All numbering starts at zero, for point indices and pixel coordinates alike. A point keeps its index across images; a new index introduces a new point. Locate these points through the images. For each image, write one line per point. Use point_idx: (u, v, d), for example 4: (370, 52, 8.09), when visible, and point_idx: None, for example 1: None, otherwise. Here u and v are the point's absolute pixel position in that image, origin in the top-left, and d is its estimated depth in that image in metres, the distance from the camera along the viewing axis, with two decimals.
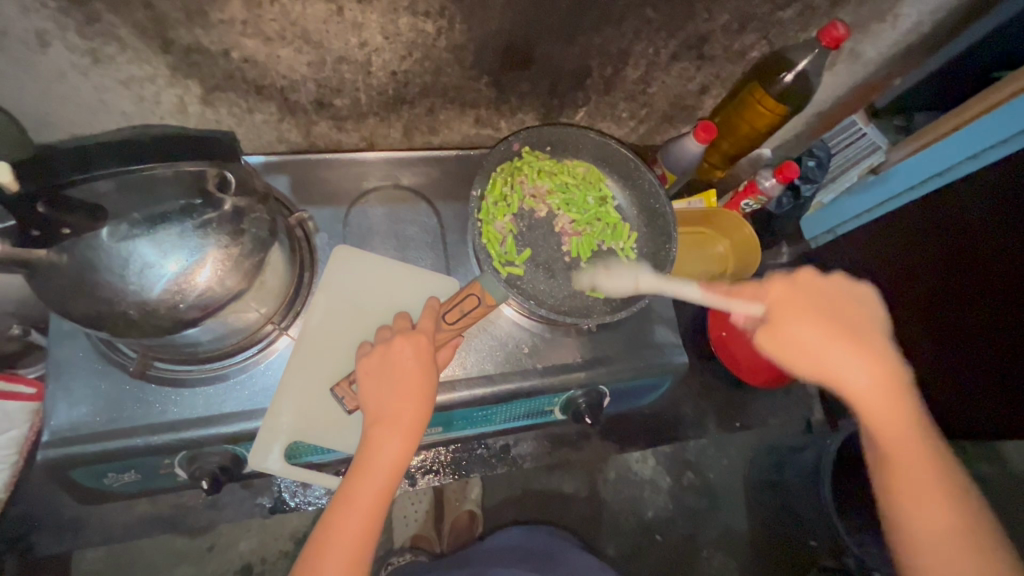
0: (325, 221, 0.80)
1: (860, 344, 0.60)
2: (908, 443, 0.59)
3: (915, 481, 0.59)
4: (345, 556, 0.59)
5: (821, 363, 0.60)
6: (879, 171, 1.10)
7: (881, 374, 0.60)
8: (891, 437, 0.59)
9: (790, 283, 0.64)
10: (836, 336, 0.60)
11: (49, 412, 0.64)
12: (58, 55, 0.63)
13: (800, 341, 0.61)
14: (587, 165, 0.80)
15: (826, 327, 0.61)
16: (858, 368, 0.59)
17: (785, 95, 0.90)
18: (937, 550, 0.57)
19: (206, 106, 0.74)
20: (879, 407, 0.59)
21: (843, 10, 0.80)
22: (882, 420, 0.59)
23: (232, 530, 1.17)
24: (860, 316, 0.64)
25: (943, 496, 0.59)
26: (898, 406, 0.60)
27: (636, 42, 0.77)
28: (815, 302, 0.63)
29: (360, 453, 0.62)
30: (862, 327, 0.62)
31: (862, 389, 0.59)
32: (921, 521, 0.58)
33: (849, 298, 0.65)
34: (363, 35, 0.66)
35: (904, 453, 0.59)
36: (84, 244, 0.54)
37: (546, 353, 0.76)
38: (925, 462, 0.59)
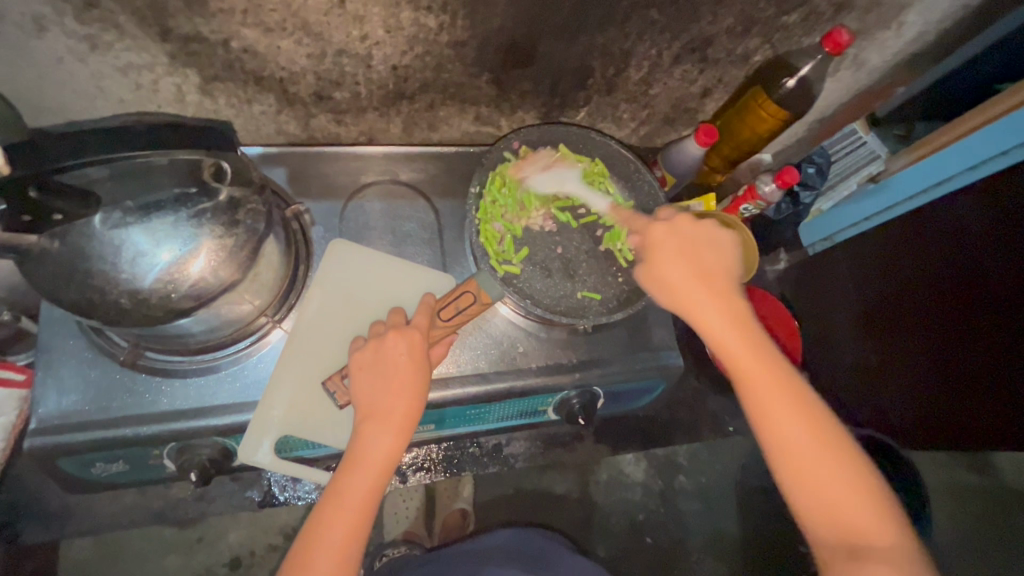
0: (321, 214, 0.79)
1: (716, 284, 0.63)
2: (767, 378, 0.59)
3: (777, 415, 0.58)
4: (330, 548, 0.58)
5: (681, 300, 0.63)
6: (876, 179, 1.10)
7: (732, 312, 0.62)
8: (748, 373, 0.59)
9: (666, 229, 0.67)
10: (679, 266, 0.64)
11: (38, 399, 0.64)
12: (56, 40, 0.63)
13: (668, 280, 0.64)
14: (591, 160, 0.79)
15: (685, 268, 0.64)
16: (713, 308, 0.62)
17: (786, 100, 0.90)
18: (808, 480, 0.56)
19: (204, 95, 0.73)
20: (735, 343, 0.60)
21: (848, 16, 0.80)
22: (739, 355, 0.60)
23: (222, 522, 1.17)
24: (717, 256, 0.65)
25: (811, 428, 0.57)
26: (754, 341, 0.61)
27: (639, 43, 0.77)
28: (684, 245, 0.65)
29: (350, 448, 0.62)
30: (718, 267, 0.65)
31: (718, 328, 0.61)
32: (789, 457, 0.57)
33: (713, 241, 0.66)
34: (365, 28, 0.66)
35: (763, 388, 0.59)
36: (77, 231, 0.54)
37: (540, 353, 0.76)
38: (791, 396, 0.58)
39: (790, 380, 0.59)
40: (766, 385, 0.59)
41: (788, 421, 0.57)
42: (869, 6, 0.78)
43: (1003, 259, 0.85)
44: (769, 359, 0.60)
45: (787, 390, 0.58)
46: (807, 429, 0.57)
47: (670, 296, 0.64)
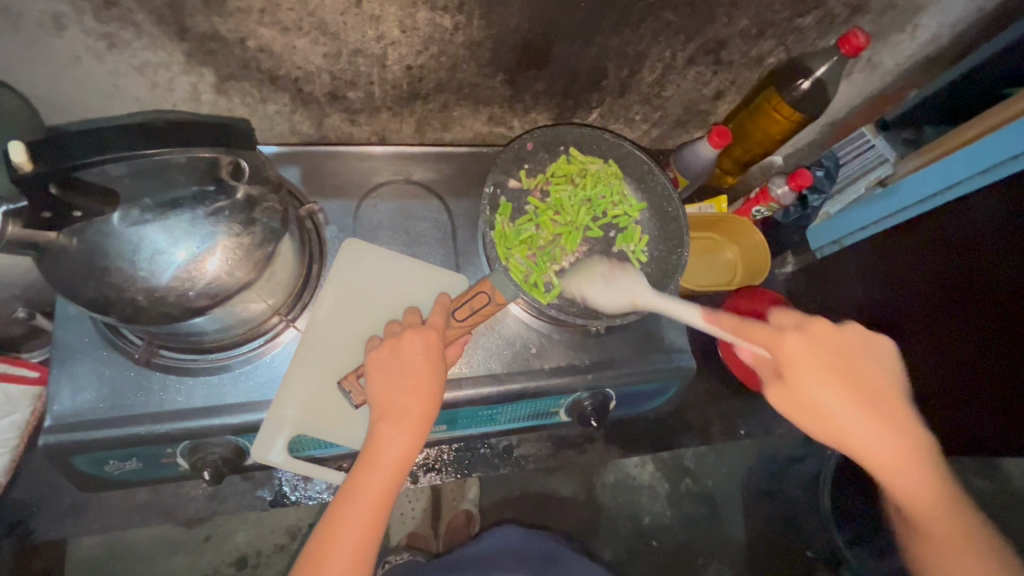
0: (334, 214, 0.79)
1: (875, 409, 0.62)
2: (941, 513, 0.61)
3: (958, 549, 0.60)
4: (347, 550, 0.58)
5: (833, 429, 0.62)
6: (886, 184, 1.09)
7: (898, 442, 0.61)
8: (916, 505, 0.61)
9: (808, 348, 0.65)
10: (842, 384, 0.63)
11: (52, 397, 0.64)
12: (74, 38, 0.63)
13: (815, 406, 0.63)
14: (605, 162, 0.78)
15: (846, 393, 0.62)
16: (877, 438, 0.61)
17: (801, 102, 0.89)
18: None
19: (220, 94, 0.73)
20: (903, 472, 0.61)
21: (863, 19, 0.80)
22: (912, 486, 0.61)
23: (230, 521, 1.17)
24: (878, 374, 0.65)
25: (977, 559, 0.60)
26: (914, 467, 0.61)
27: (653, 44, 0.77)
28: (832, 360, 0.64)
29: (366, 446, 0.62)
30: (884, 387, 0.64)
31: (879, 456, 0.61)
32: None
33: (864, 356, 0.66)
34: (381, 28, 0.66)
35: (937, 517, 0.61)
36: (96, 228, 0.54)
37: (553, 354, 0.75)
38: (957, 532, 0.61)
39: (945, 507, 0.61)
40: (933, 510, 0.61)
41: (940, 548, 0.61)
42: (885, 8, 0.78)
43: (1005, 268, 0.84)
44: (927, 482, 0.61)
45: (957, 521, 0.61)
46: (979, 563, 0.60)
47: (819, 424, 0.63)
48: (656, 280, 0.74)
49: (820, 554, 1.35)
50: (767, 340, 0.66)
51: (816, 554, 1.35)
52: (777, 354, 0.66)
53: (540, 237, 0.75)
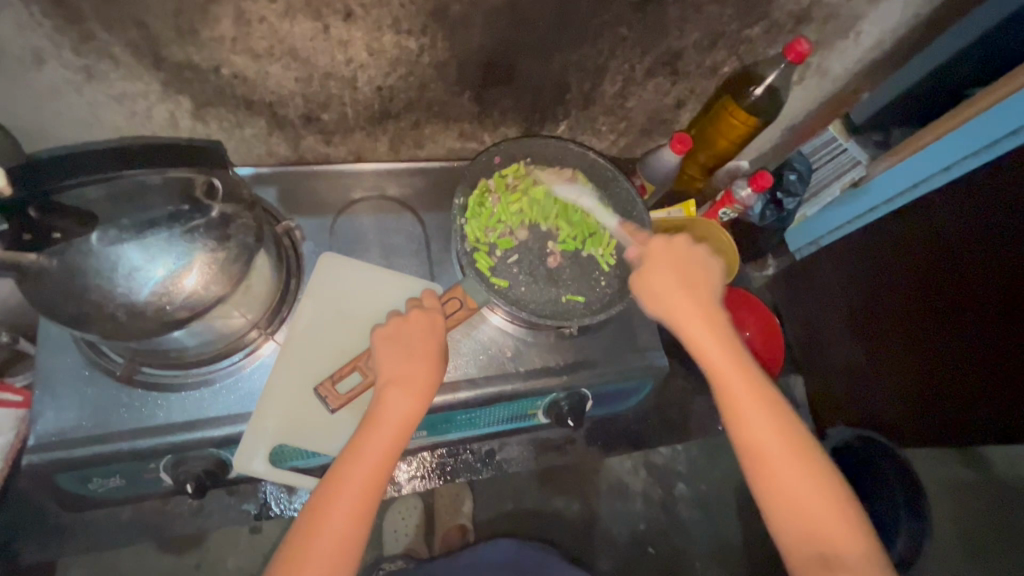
0: (312, 230, 0.82)
1: (696, 294, 0.69)
2: (744, 385, 0.64)
3: (748, 412, 0.63)
4: (346, 503, 0.60)
5: (664, 307, 0.68)
6: (858, 184, 1.14)
7: (709, 317, 0.68)
8: (722, 373, 0.65)
9: (663, 243, 0.71)
10: (682, 279, 0.69)
11: (35, 417, 0.65)
12: (54, 72, 0.66)
13: (655, 290, 0.68)
14: (572, 172, 0.82)
15: (676, 280, 0.69)
16: (698, 319, 0.67)
17: (756, 109, 0.93)
18: (779, 484, 0.62)
19: (197, 120, 0.76)
20: (718, 354, 0.66)
21: (807, 28, 0.84)
22: (714, 359, 0.66)
23: (218, 546, 1.13)
24: (705, 273, 0.71)
25: (783, 435, 0.63)
26: (725, 344, 0.67)
27: (611, 58, 0.81)
28: (685, 267, 0.70)
29: (370, 410, 0.64)
30: (705, 287, 0.70)
31: (709, 351, 0.66)
32: (770, 481, 0.62)
33: (699, 259, 0.71)
34: (349, 52, 0.69)
35: (739, 389, 0.64)
36: (75, 248, 0.56)
37: (528, 356, 0.78)
38: (776, 420, 0.63)
39: (763, 385, 0.65)
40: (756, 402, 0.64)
41: (767, 436, 0.62)
42: (827, 17, 0.83)
43: (989, 254, 0.86)
44: (738, 359, 0.66)
45: (758, 394, 0.64)
46: (768, 428, 0.63)
47: (658, 305, 0.68)
48: (624, 281, 0.77)
49: None
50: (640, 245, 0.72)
51: None
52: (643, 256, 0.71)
53: (513, 241, 0.78)
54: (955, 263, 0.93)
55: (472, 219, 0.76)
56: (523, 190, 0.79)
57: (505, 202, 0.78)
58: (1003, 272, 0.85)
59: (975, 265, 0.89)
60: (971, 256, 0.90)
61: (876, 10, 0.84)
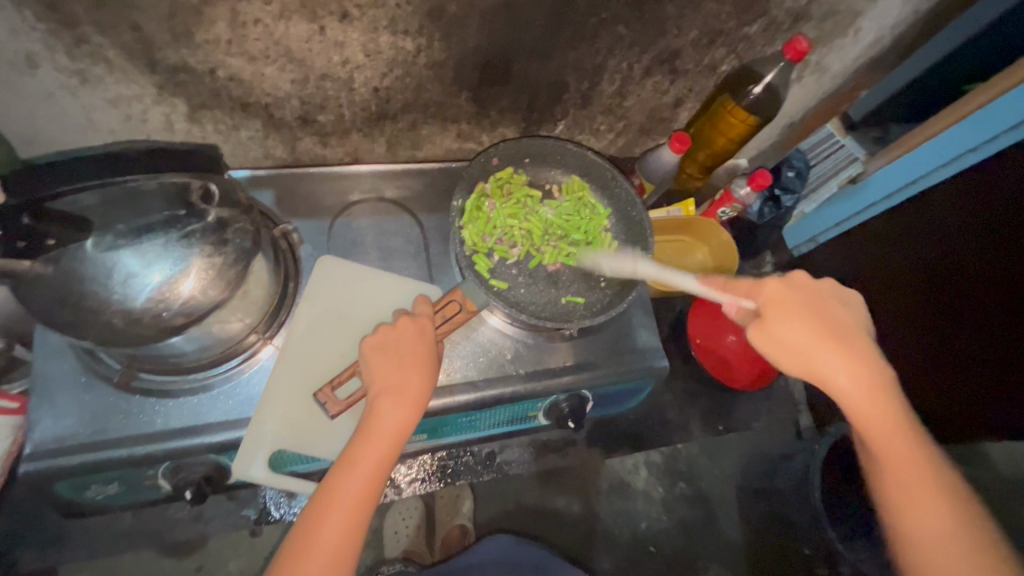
0: (310, 233, 0.81)
1: (850, 348, 0.60)
2: (909, 461, 0.58)
3: (919, 496, 0.58)
4: (342, 513, 0.60)
5: (811, 368, 0.59)
6: (856, 181, 1.13)
7: (869, 380, 0.59)
8: (886, 447, 0.59)
9: (793, 291, 0.63)
10: (817, 324, 0.61)
11: (32, 425, 0.64)
12: (48, 76, 0.65)
13: (794, 345, 0.60)
14: (570, 177, 0.82)
15: (817, 331, 0.60)
16: (851, 376, 0.59)
17: (755, 106, 0.92)
18: (938, 553, 0.56)
19: (193, 123, 0.76)
20: (875, 419, 0.59)
21: (806, 25, 0.84)
22: (876, 426, 0.59)
23: (220, 549, 1.13)
24: (852, 320, 0.63)
25: (935, 499, 0.58)
26: (890, 411, 0.59)
27: (609, 57, 0.81)
28: (816, 312, 0.62)
29: (362, 421, 0.63)
30: (856, 336, 0.61)
31: (852, 401, 0.59)
32: (923, 548, 0.57)
33: (841, 305, 0.64)
34: (345, 53, 0.69)
35: (907, 468, 0.58)
36: (70, 255, 0.56)
37: (528, 358, 0.77)
38: (927, 481, 0.58)
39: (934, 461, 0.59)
40: (904, 460, 0.58)
41: (922, 499, 0.58)
42: (826, 15, 0.82)
43: (985, 252, 0.86)
44: (904, 430, 0.59)
45: (927, 473, 0.58)
46: (941, 516, 0.57)
47: (802, 364, 0.60)
48: (624, 281, 0.77)
49: (814, 549, 1.37)
50: (753, 289, 0.63)
51: (810, 551, 1.36)
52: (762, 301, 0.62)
53: (511, 253, 0.78)
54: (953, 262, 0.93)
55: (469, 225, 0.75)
56: (518, 201, 0.78)
57: (502, 212, 0.77)
58: (998, 270, 0.84)
59: (971, 262, 0.89)
60: (969, 255, 0.89)
61: (874, 7, 0.83)
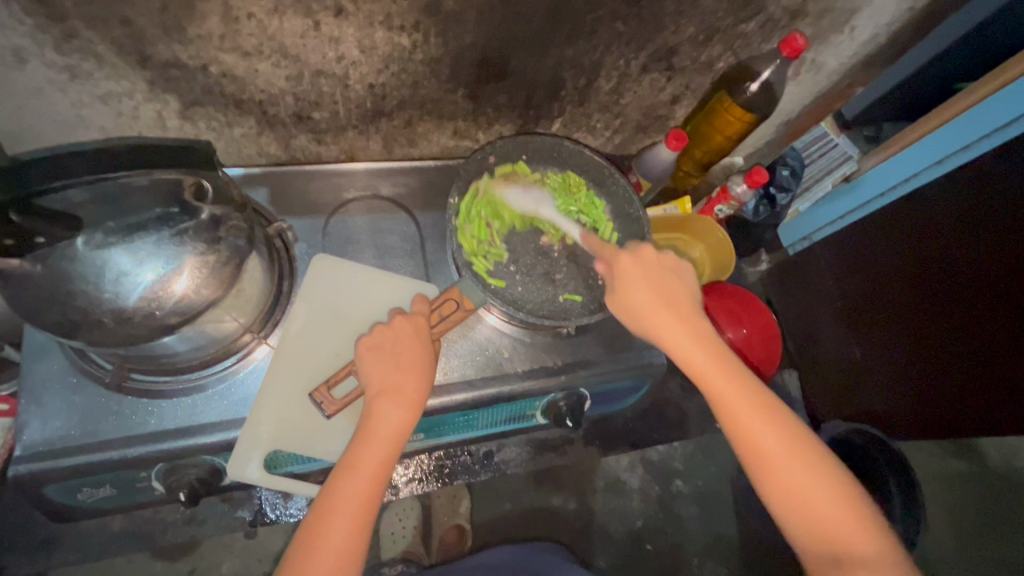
0: (305, 231, 0.80)
1: (675, 307, 0.65)
2: (748, 405, 0.60)
3: (757, 436, 0.60)
4: (345, 515, 0.59)
5: (651, 331, 0.64)
6: (851, 179, 1.14)
7: (702, 337, 0.64)
8: (727, 400, 0.61)
9: (630, 258, 0.67)
10: (653, 288, 0.65)
11: (22, 427, 0.63)
12: (36, 71, 0.64)
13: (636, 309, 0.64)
14: (565, 172, 0.81)
15: (649, 293, 0.65)
16: (694, 347, 0.63)
17: (752, 104, 0.93)
18: (793, 494, 0.58)
19: (185, 120, 0.75)
20: (715, 373, 0.62)
21: (802, 22, 0.84)
22: (718, 385, 0.61)
23: (213, 551, 1.11)
24: (682, 283, 0.67)
25: (785, 441, 0.60)
26: (727, 369, 0.62)
27: (606, 54, 0.80)
28: (651, 273, 0.66)
29: (363, 421, 0.63)
30: (687, 299, 0.66)
31: (694, 359, 0.63)
32: (781, 493, 0.59)
33: (675, 269, 0.68)
34: (340, 49, 0.68)
35: (749, 419, 0.60)
36: (58, 253, 0.54)
37: (525, 356, 0.77)
38: (772, 426, 0.60)
39: (773, 408, 0.61)
40: (749, 411, 0.60)
41: (771, 445, 0.59)
42: (822, 12, 0.82)
43: (978, 254, 0.87)
44: (741, 383, 0.62)
45: (766, 417, 0.60)
46: (782, 450, 0.59)
47: (636, 325, 0.65)
48: None
49: None
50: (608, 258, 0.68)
51: None
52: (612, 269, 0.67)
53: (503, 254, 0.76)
54: (946, 263, 0.93)
55: (467, 238, 0.74)
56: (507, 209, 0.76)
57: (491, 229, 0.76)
58: (993, 271, 0.85)
59: (964, 264, 0.90)
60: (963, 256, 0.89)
61: (871, 4, 0.83)
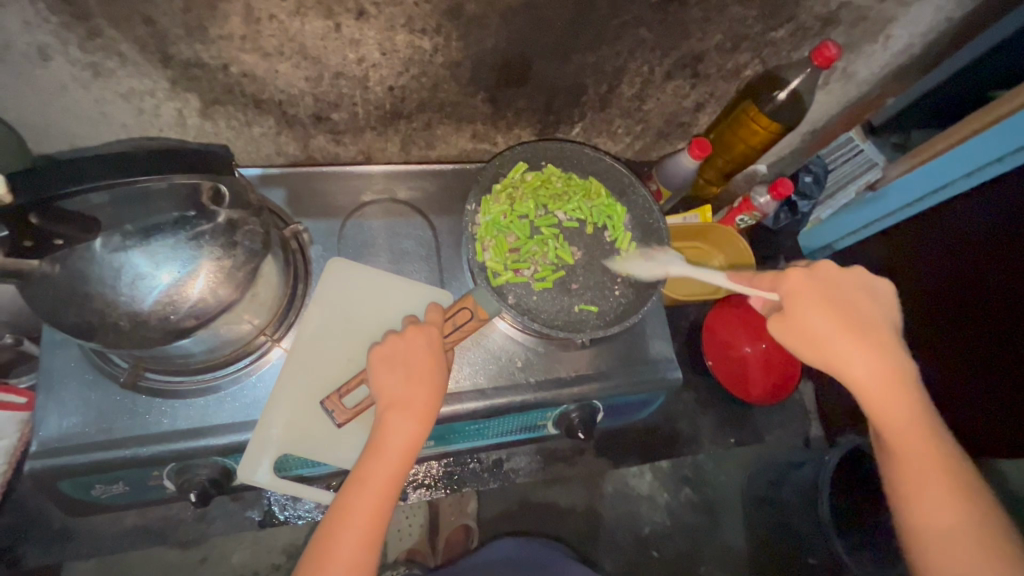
0: (320, 234, 0.80)
1: (872, 343, 0.59)
2: (920, 457, 0.57)
3: (923, 493, 0.57)
4: (356, 531, 0.59)
5: (826, 354, 0.59)
6: (874, 187, 1.08)
7: (891, 376, 0.59)
8: (898, 436, 0.58)
9: (809, 275, 0.62)
10: (836, 309, 0.60)
11: (39, 422, 0.64)
12: (60, 68, 0.64)
13: (813, 332, 0.60)
14: (586, 180, 0.79)
15: (840, 321, 0.59)
16: (868, 366, 0.58)
17: (778, 113, 0.91)
18: (954, 549, 0.55)
19: (205, 119, 0.75)
20: (892, 416, 0.58)
21: (834, 30, 0.81)
22: (890, 422, 0.58)
23: (224, 542, 1.13)
24: (879, 312, 0.62)
25: (949, 491, 0.56)
26: (906, 407, 0.58)
27: (631, 60, 0.78)
28: (838, 299, 0.61)
29: (372, 435, 0.62)
30: (881, 325, 0.61)
31: (868, 384, 0.58)
32: (940, 541, 0.55)
33: (874, 297, 0.63)
34: (361, 51, 0.67)
35: (919, 460, 0.57)
36: (78, 255, 0.55)
37: (539, 366, 0.76)
38: (938, 472, 0.56)
39: (943, 456, 0.57)
40: (920, 448, 0.57)
41: (939, 495, 0.56)
42: (855, 20, 0.79)
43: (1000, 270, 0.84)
44: (919, 427, 0.58)
45: (938, 466, 0.57)
46: (954, 503, 0.56)
47: (814, 349, 0.60)
48: (640, 289, 0.74)
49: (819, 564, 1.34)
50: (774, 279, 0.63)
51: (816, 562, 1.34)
52: (781, 291, 0.62)
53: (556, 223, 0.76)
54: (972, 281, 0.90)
55: (500, 279, 0.72)
56: (524, 199, 0.75)
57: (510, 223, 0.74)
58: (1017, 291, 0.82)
59: (986, 284, 0.87)
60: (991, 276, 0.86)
61: (907, 13, 0.80)
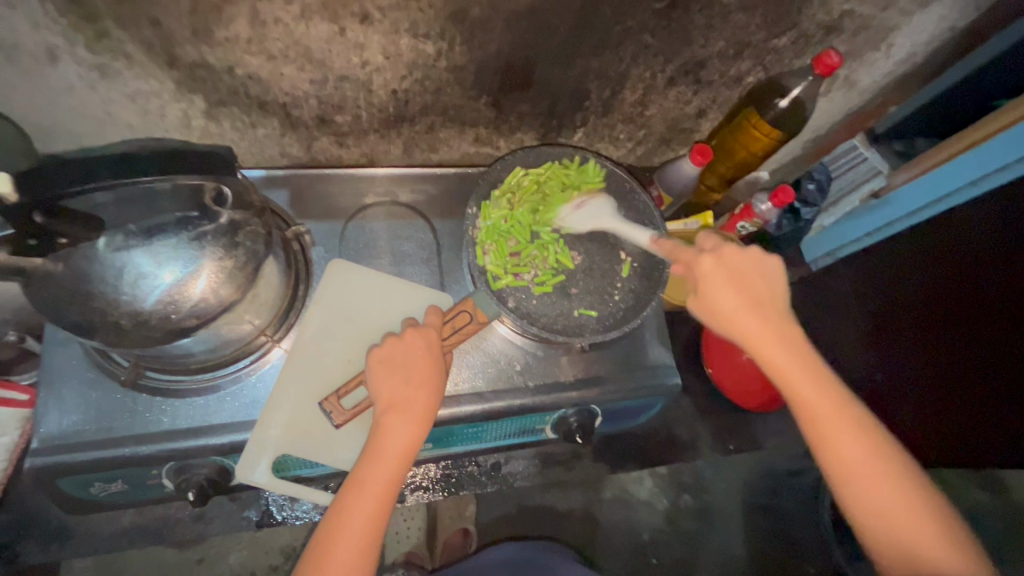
0: (322, 235, 0.80)
1: (771, 316, 0.63)
2: (827, 414, 0.61)
3: (836, 446, 0.61)
4: (354, 532, 0.59)
5: (735, 333, 0.63)
6: (879, 195, 1.09)
7: (793, 343, 0.63)
8: (809, 403, 0.61)
9: (713, 261, 0.64)
10: (739, 288, 0.63)
11: (39, 420, 0.64)
12: (67, 69, 0.65)
13: (722, 311, 0.63)
14: (583, 179, 0.77)
15: (741, 300, 0.63)
16: (772, 341, 0.62)
17: (780, 121, 0.91)
18: (866, 489, 0.60)
19: (211, 120, 0.75)
20: (803, 386, 0.62)
21: (837, 39, 0.81)
22: (797, 387, 0.62)
23: (222, 542, 1.13)
24: (773, 285, 0.65)
25: (856, 438, 0.61)
26: (809, 369, 0.62)
27: (633, 66, 0.79)
28: (735, 276, 0.64)
29: (373, 437, 0.62)
30: (777, 297, 0.64)
31: (776, 359, 0.62)
32: (853, 486, 0.61)
33: (761, 271, 0.65)
34: (365, 55, 0.68)
35: (829, 421, 0.61)
36: (81, 253, 0.56)
37: (538, 370, 0.76)
38: (844, 422, 0.61)
39: (849, 409, 0.61)
40: (824, 405, 0.61)
41: (850, 447, 0.60)
42: (858, 29, 0.80)
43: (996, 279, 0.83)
44: (822, 386, 0.62)
45: (843, 419, 0.61)
46: (863, 449, 0.61)
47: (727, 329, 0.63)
48: (640, 294, 0.74)
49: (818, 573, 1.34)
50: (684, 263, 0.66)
51: None
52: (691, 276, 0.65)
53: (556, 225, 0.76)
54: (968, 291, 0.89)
55: (500, 283, 0.72)
56: (522, 205, 0.75)
57: (509, 229, 0.74)
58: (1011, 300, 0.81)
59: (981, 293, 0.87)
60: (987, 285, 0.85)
61: (910, 22, 0.80)
